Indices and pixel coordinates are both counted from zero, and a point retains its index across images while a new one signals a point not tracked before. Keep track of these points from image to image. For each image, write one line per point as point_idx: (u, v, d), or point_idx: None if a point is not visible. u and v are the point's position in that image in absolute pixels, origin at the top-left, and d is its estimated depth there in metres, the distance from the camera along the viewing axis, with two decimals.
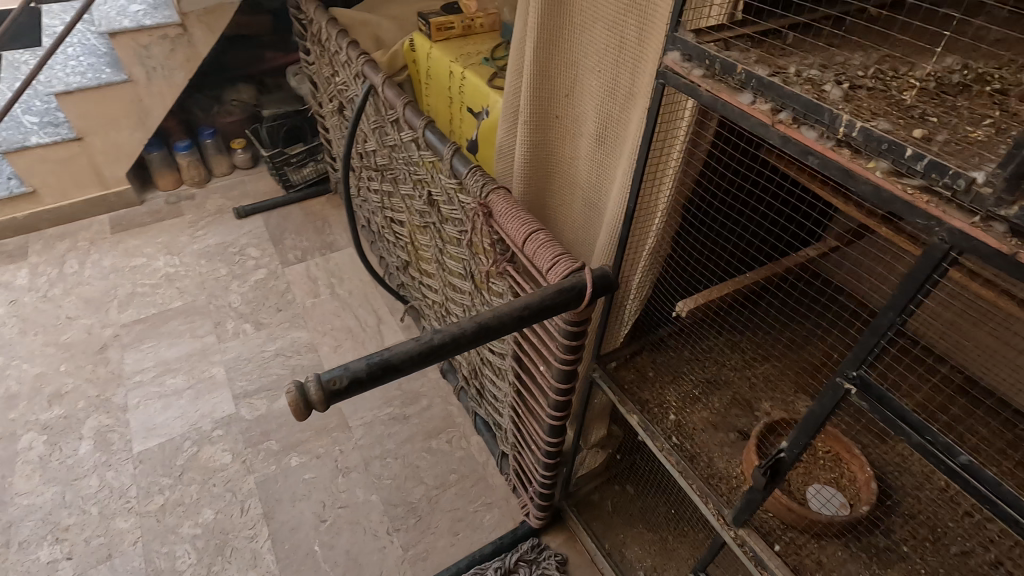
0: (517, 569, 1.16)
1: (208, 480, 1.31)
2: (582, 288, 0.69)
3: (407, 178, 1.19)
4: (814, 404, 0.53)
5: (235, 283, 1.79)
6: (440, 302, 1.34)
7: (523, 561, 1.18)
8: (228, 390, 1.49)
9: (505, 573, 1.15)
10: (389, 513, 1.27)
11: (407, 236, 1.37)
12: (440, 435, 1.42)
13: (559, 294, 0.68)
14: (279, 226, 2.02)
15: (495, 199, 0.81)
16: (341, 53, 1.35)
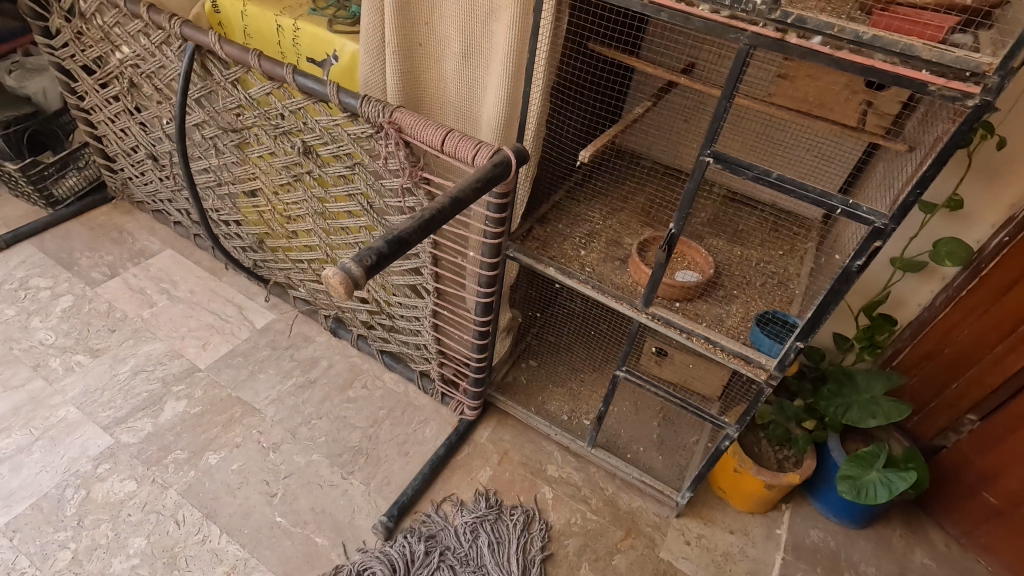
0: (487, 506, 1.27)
1: (120, 513, 1.18)
2: (508, 161, 0.87)
3: (263, 136, 1.19)
4: (687, 183, 0.83)
5: (36, 320, 1.51)
6: (321, 256, 1.38)
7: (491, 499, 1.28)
8: (92, 424, 1.32)
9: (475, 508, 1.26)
10: (336, 462, 1.32)
11: (266, 202, 1.36)
12: (354, 384, 1.48)
13: (494, 168, 0.85)
14: (62, 248, 1.72)
15: (401, 115, 0.93)
16: (131, 24, 1.23)
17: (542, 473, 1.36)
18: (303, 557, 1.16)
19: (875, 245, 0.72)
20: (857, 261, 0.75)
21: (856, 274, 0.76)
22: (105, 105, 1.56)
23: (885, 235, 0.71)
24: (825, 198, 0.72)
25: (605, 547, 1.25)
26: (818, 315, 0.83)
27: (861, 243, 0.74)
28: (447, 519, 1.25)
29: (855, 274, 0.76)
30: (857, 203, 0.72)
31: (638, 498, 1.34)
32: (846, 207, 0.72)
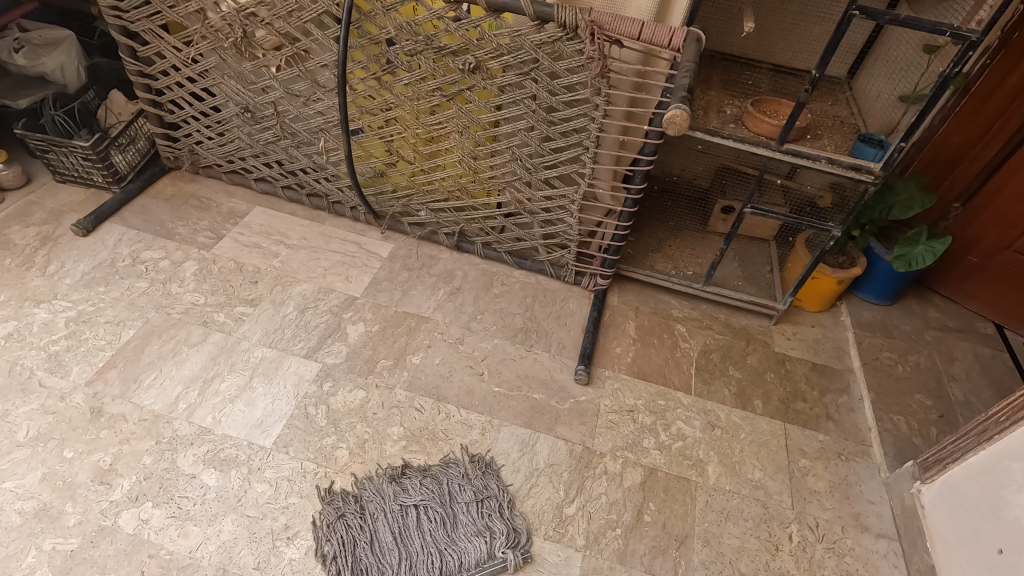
0: (461, 499, 1.22)
1: (368, 414, 1.34)
2: (698, 37, 1.15)
3: (421, 61, 1.34)
4: (833, 33, 1.15)
5: (175, 285, 1.55)
6: (461, 171, 1.55)
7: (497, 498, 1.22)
8: (291, 356, 1.43)
9: (450, 477, 1.25)
10: (515, 341, 1.55)
11: (403, 129, 1.51)
12: (495, 282, 1.69)
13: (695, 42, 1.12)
14: (150, 221, 1.71)
15: (598, 15, 1.15)
16: None
17: (670, 315, 1.68)
18: (532, 409, 1.40)
19: (970, 54, 1.12)
20: (955, 70, 1.15)
21: (952, 78, 1.16)
22: (187, 65, 1.56)
23: (975, 46, 1.12)
24: (940, 26, 1.11)
25: (739, 352, 1.61)
26: (920, 116, 1.22)
27: (958, 56, 1.14)
28: (622, 361, 1.54)
29: (951, 79, 1.16)
30: (960, 27, 1.11)
31: (744, 317, 1.71)
32: (954, 30, 1.11)
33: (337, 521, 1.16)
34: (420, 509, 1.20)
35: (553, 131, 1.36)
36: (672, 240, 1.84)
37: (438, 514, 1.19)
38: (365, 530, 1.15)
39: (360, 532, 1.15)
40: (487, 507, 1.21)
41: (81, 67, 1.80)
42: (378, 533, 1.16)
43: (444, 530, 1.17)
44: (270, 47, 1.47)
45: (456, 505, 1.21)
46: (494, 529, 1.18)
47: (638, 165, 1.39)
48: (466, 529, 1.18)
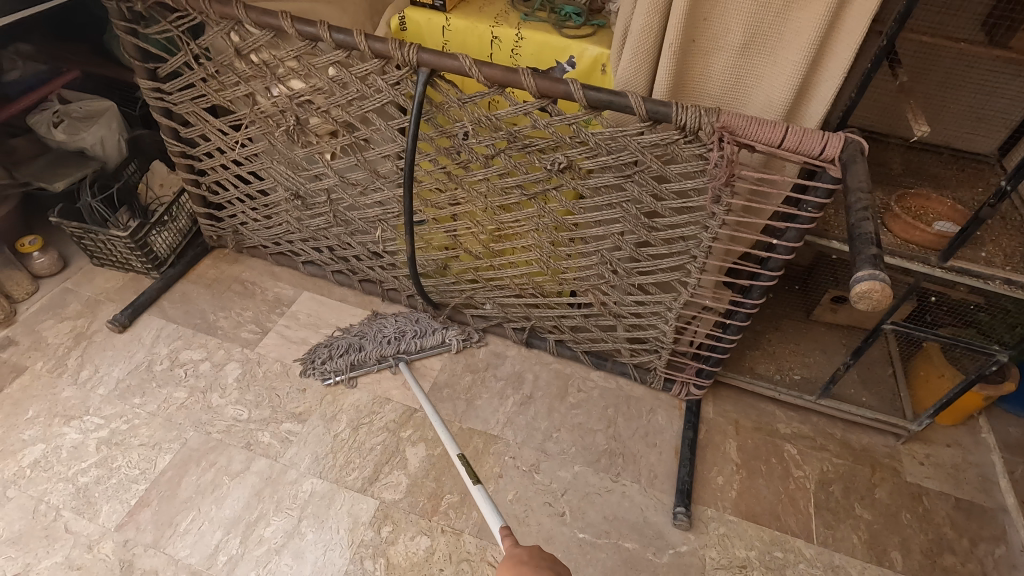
0: (427, 322, 1.54)
1: (432, 570, 1.14)
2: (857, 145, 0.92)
3: (500, 157, 1.15)
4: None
5: (217, 395, 1.38)
6: (536, 268, 1.35)
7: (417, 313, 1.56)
8: (343, 486, 1.25)
9: (410, 303, 1.59)
10: (598, 468, 1.33)
11: (472, 224, 1.31)
12: (571, 390, 1.47)
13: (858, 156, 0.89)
14: (191, 313, 1.56)
15: (729, 118, 0.93)
16: (321, 56, 1.13)
17: (776, 432, 1.43)
18: (624, 564, 1.18)
19: None
20: None
21: None
22: (233, 148, 1.41)
23: None
24: None
25: (864, 484, 1.35)
26: None
27: None
28: (726, 497, 1.30)
29: None
30: None
31: (864, 434, 1.45)
32: None
33: (327, 346, 1.48)
34: (395, 324, 1.53)
35: (655, 238, 1.15)
36: (771, 335, 1.60)
37: (405, 325, 1.53)
38: (344, 345, 1.47)
39: (348, 344, 1.47)
40: (410, 319, 1.55)
41: (122, 139, 1.68)
42: (356, 351, 1.46)
43: (385, 326, 1.52)
44: (325, 133, 1.30)
45: (420, 317, 1.54)
46: (448, 327, 1.54)
47: (758, 278, 1.16)
48: (426, 327, 1.53)
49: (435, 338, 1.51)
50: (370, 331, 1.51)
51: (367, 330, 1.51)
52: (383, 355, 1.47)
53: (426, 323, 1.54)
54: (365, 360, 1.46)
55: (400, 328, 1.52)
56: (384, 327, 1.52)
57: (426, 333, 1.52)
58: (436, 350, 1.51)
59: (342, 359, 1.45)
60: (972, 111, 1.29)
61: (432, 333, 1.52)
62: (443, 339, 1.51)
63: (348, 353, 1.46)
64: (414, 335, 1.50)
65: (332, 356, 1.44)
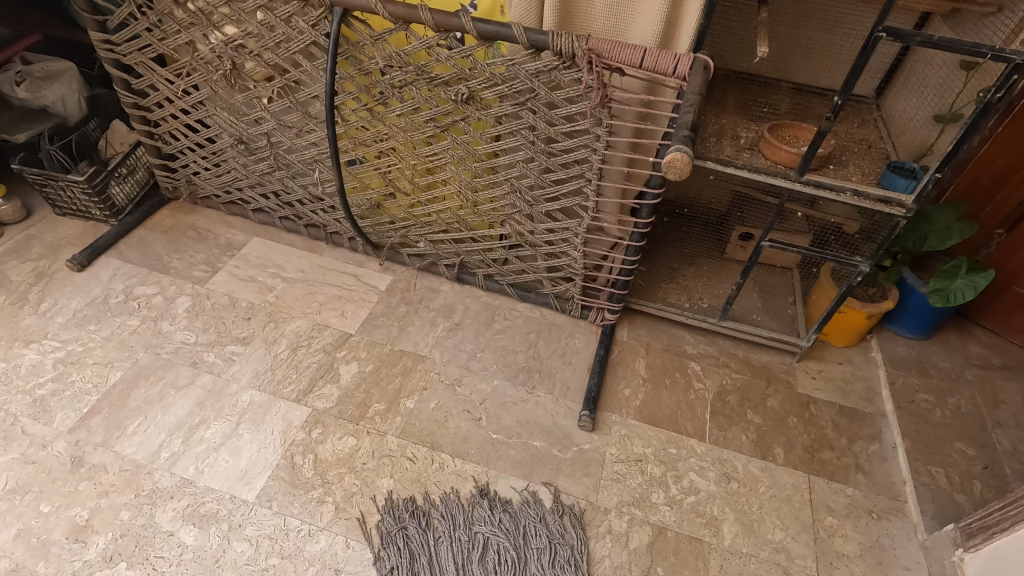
0: (530, 532, 1.19)
1: (356, 464, 1.27)
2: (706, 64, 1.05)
3: (413, 92, 1.28)
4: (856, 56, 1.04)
5: (167, 323, 1.50)
6: (459, 202, 1.48)
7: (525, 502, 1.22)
8: (280, 398, 1.37)
9: (522, 509, 1.22)
10: (516, 382, 1.46)
11: (398, 161, 1.44)
12: (497, 318, 1.61)
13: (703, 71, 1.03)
14: (146, 254, 1.68)
15: (597, 42, 1.06)
16: (249, 2, 1.25)
17: (683, 352, 1.57)
18: (532, 459, 1.31)
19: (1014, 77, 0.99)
20: (998, 93, 1.02)
21: (993, 103, 1.03)
22: (180, 97, 1.53)
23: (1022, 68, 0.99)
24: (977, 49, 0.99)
25: (758, 394, 1.49)
26: (957, 145, 1.09)
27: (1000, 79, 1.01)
28: (630, 405, 1.44)
29: (992, 104, 1.03)
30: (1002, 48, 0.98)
31: (764, 354, 1.59)
32: (996, 52, 0.98)
33: (402, 539, 1.15)
34: (490, 535, 1.18)
35: (553, 163, 1.28)
36: (686, 270, 1.74)
37: (506, 544, 1.16)
38: (417, 545, 1.15)
39: (422, 544, 1.15)
40: (507, 526, 1.19)
41: (82, 97, 1.79)
42: (434, 554, 1.15)
43: (476, 543, 1.16)
44: (261, 78, 1.43)
45: (527, 527, 1.19)
46: (575, 571, 1.14)
47: (645, 198, 1.30)
48: (543, 568, 1.14)
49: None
50: (451, 535, 1.17)
51: (458, 524, 1.19)
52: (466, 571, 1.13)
53: (536, 546, 1.17)
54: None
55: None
56: (489, 540, 1.17)
57: (536, 557, 1.15)
58: None
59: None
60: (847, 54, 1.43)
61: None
62: None
63: (425, 566, 1.13)
64: (511, 553, 1.15)
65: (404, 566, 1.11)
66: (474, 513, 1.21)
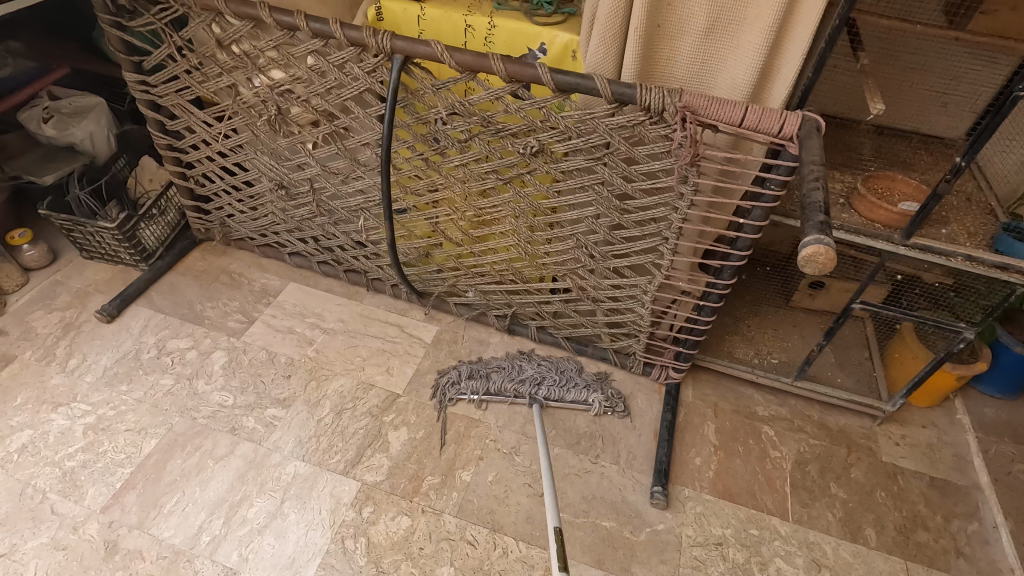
0: (572, 374, 1.46)
1: (413, 549, 1.16)
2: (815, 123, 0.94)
3: (475, 142, 1.18)
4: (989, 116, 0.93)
5: (202, 382, 1.40)
6: (515, 254, 1.38)
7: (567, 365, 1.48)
8: (327, 469, 1.27)
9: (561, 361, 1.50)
10: (578, 449, 1.35)
11: (451, 211, 1.34)
12: (552, 375, 1.50)
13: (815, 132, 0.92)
14: (178, 303, 1.59)
15: (692, 98, 0.96)
16: (299, 45, 1.16)
17: (754, 414, 1.46)
18: (602, 541, 1.20)
19: None
20: None
21: None
22: (217, 139, 1.44)
23: None
24: None
25: (840, 464, 1.37)
26: None
27: None
28: (703, 477, 1.32)
29: None
30: None
31: (841, 416, 1.47)
32: None
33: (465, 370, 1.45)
34: (539, 369, 1.46)
35: (627, 220, 1.17)
36: (750, 320, 1.62)
37: (555, 375, 1.45)
38: (479, 367, 1.46)
39: (479, 369, 1.45)
40: (546, 366, 1.47)
41: (110, 135, 1.70)
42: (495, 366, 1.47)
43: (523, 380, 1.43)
44: (306, 122, 1.33)
45: (563, 365, 1.48)
46: (592, 388, 1.44)
47: (728, 258, 1.19)
48: (570, 380, 1.45)
49: (578, 395, 1.42)
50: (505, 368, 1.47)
51: (506, 367, 1.46)
52: (519, 392, 1.42)
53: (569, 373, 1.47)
54: (501, 394, 1.42)
55: (562, 378, 1.45)
56: (534, 375, 1.44)
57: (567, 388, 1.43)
58: (575, 405, 1.42)
59: (478, 385, 1.42)
60: (938, 96, 1.31)
61: (587, 393, 1.42)
62: (587, 402, 1.42)
63: (483, 380, 1.43)
64: (557, 382, 1.43)
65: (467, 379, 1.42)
66: (519, 358, 1.50)
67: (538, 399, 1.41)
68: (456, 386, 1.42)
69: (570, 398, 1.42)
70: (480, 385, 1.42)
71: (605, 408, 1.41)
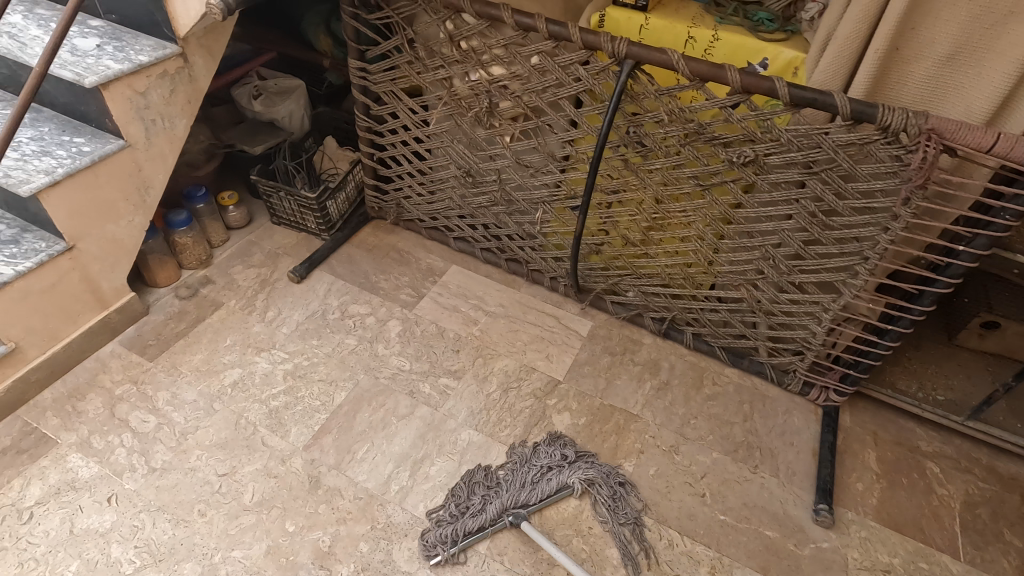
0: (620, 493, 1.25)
1: (582, 526, 1.22)
2: None
3: (683, 148, 1.23)
4: None
5: (381, 347, 1.52)
6: (691, 259, 1.42)
7: (611, 469, 1.28)
8: (498, 441, 1.34)
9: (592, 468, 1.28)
10: (736, 457, 1.37)
11: (638, 212, 1.40)
12: (708, 381, 1.52)
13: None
14: (356, 272, 1.72)
15: (938, 121, 0.97)
16: (529, 46, 1.25)
17: (916, 448, 1.42)
18: (766, 549, 1.22)
19: None
20: None
21: None
22: (418, 126, 1.56)
23: None
24: None
25: (1014, 511, 1.32)
26: None
27: None
28: (866, 502, 1.31)
29: None
30: None
31: (1013, 464, 1.41)
32: None
33: (465, 489, 1.24)
34: (547, 469, 1.27)
35: (828, 236, 1.19)
36: (913, 353, 1.58)
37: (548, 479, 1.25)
38: (484, 497, 1.22)
39: (489, 479, 1.26)
40: (583, 463, 1.29)
41: (306, 115, 1.88)
42: (497, 495, 1.22)
43: (553, 472, 1.26)
44: (509, 117, 1.43)
45: (593, 477, 1.27)
46: (623, 525, 1.22)
47: (931, 285, 1.18)
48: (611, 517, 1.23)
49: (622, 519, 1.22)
50: (516, 474, 1.27)
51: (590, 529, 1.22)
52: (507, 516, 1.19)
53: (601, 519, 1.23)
54: (479, 530, 1.17)
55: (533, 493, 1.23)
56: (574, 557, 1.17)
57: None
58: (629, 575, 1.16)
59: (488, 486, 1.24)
60: None
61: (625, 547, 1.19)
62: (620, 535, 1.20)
63: (480, 513, 1.19)
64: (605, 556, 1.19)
65: (450, 539, 1.15)
66: (537, 450, 1.32)
67: (523, 521, 1.17)
68: (459, 497, 1.22)
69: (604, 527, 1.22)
70: (481, 516, 1.18)
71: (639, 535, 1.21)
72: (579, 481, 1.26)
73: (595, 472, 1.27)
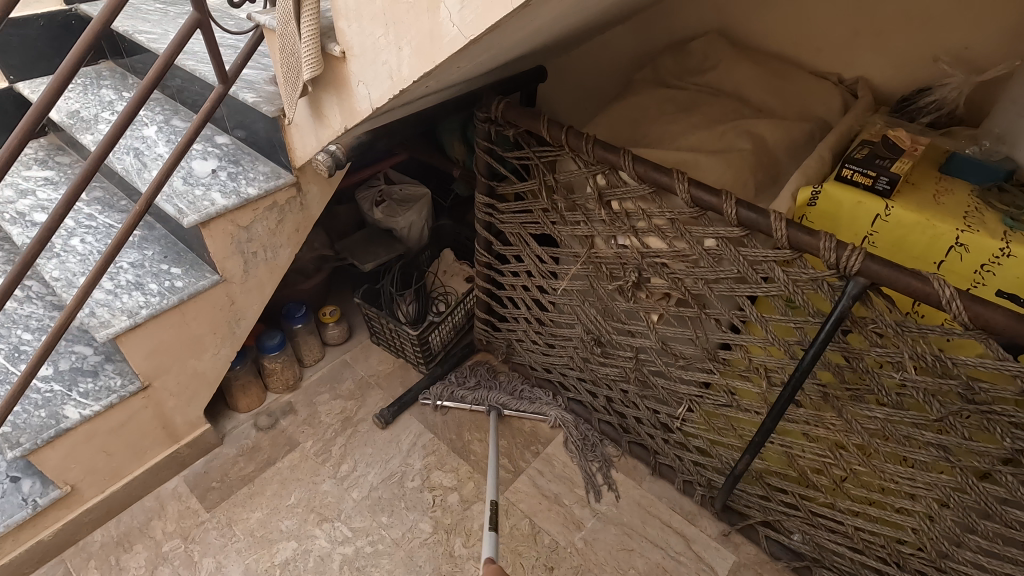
0: (595, 440, 1.42)
1: None
2: None
3: (929, 406, 0.82)
4: None
5: (458, 540, 1.24)
6: (905, 535, 0.97)
7: (587, 418, 1.46)
8: None
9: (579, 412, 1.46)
10: None
11: (831, 454, 0.99)
12: None
13: None
14: (448, 423, 1.47)
15: None
16: (705, 226, 0.93)
17: None
18: None
19: None
20: None
21: None
22: (544, 277, 1.29)
23: None
24: None
25: None
26: None
27: None
28: None
29: None
30: None
31: None
32: None
33: (470, 371, 1.58)
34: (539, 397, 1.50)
35: None
36: None
37: (535, 395, 1.50)
38: (475, 381, 1.54)
39: (490, 375, 1.57)
40: (568, 405, 1.48)
41: (424, 227, 1.70)
42: (491, 388, 1.52)
43: (539, 400, 1.49)
44: (662, 294, 1.10)
45: (576, 420, 1.44)
46: (584, 455, 1.39)
47: None
48: (581, 450, 1.40)
49: (577, 443, 1.41)
50: (513, 384, 1.55)
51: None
52: (480, 402, 1.49)
53: (578, 462, 1.38)
54: (464, 400, 1.50)
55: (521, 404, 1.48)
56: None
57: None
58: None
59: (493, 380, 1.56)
60: None
61: (587, 471, 1.36)
62: (585, 470, 1.36)
63: (472, 390, 1.51)
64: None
65: (440, 386, 1.51)
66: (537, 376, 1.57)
67: (496, 411, 1.46)
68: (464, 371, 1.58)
69: (570, 450, 1.41)
70: (466, 388, 1.52)
71: (604, 470, 1.36)
72: (556, 415, 1.46)
73: (573, 414, 1.46)
